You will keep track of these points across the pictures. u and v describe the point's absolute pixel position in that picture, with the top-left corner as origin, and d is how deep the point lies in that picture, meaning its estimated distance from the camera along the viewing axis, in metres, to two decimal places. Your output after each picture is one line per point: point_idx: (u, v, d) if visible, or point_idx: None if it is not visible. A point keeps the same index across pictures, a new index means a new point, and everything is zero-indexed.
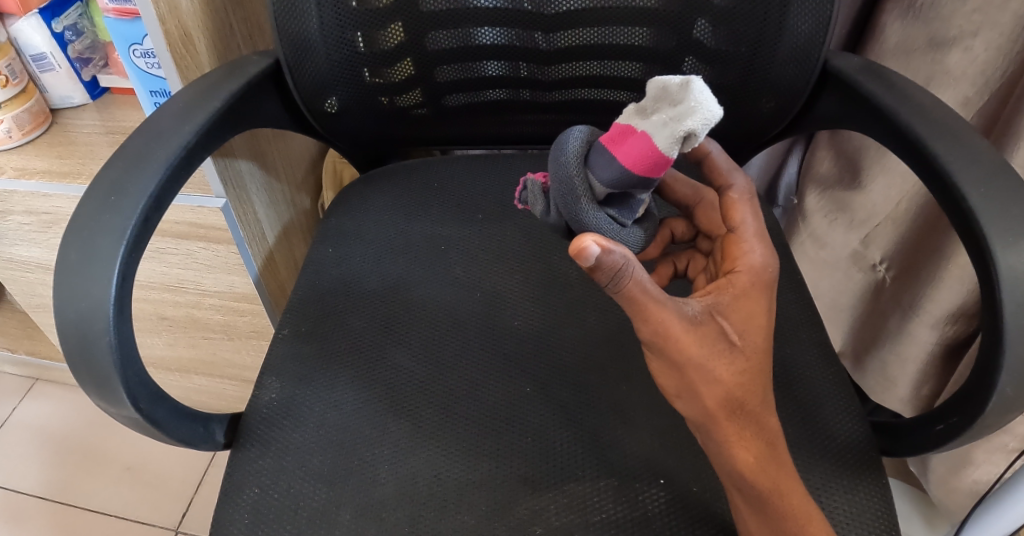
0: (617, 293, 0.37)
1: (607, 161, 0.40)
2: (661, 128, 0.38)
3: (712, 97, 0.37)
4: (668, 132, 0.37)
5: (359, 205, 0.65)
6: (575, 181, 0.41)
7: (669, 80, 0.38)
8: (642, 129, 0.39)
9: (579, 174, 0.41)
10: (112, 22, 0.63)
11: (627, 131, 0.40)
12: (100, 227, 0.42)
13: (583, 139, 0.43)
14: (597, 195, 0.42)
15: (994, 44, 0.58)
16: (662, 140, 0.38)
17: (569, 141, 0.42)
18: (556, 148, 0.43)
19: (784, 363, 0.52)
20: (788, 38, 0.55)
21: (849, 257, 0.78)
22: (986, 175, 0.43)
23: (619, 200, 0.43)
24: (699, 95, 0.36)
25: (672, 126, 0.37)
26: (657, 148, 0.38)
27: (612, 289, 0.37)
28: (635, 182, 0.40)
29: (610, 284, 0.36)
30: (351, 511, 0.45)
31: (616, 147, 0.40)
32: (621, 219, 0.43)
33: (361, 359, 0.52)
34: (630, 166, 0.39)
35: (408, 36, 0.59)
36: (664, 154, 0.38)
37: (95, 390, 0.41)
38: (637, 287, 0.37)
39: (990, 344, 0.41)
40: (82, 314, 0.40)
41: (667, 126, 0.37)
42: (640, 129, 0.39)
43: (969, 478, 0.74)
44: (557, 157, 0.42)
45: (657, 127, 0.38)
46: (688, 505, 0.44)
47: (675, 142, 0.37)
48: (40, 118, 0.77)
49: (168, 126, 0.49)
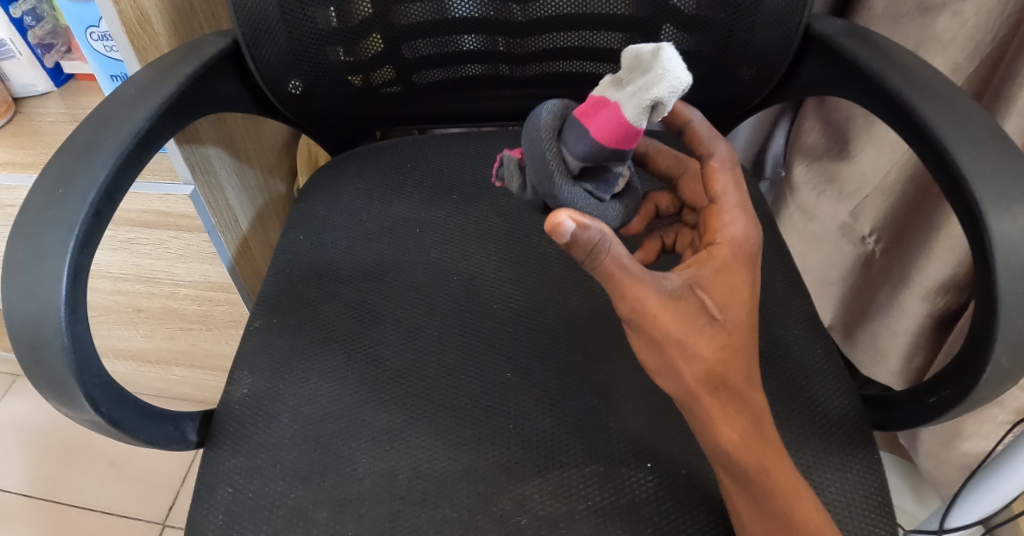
0: (593, 269, 0.35)
1: (579, 135, 0.38)
2: (629, 98, 0.36)
3: (682, 64, 0.35)
4: (636, 102, 0.36)
5: (331, 188, 0.63)
6: (547, 156, 0.39)
7: (641, 48, 0.35)
8: (615, 101, 0.37)
9: (552, 148, 0.39)
10: (66, 3, 0.59)
11: (600, 103, 0.38)
12: (47, 223, 0.40)
13: (556, 113, 0.41)
14: (571, 169, 0.39)
15: (984, 7, 0.56)
16: (631, 110, 0.36)
17: (541, 115, 0.40)
18: (528, 123, 0.41)
19: (773, 338, 0.50)
20: (771, 1, 0.53)
21: (838, 229, 0.77)
22: (979, 138, 0.41)
23: (594, 175, 0.41)
24: (667, 63, 0.34)
25: (640, 96, 0.35)
26: (626, 118, 0.37)
27: (589, 266, 0.35)
28: (607, 155, 0.39)
29: (587, 260, 0.35)
30: (329, 508, 0.43)
31: (589, 120, 0.38)
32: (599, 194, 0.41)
33: (337, 350, 0.50)
34: (602, 139, 0.38)
35: (377, 11, 0.56)
36: (634, 124, 0.37)
37: (52, 394, 0.39)
38: (613, 262, 0.35)
39: (982, 317, 0.39)
40: (33, 316, 0.38)
41: (634, 95, 0.36)
42: (614, 100, 0.37)
43: (959, 451, 0.74)
44: (529, 132, 0.40)
45: (627, 98, 0.36)
46: (676, 489, 0.43)
47: (643, 112, 0.36)
48: (2, 107, 0.74)
49: (120, 112, 0.46)
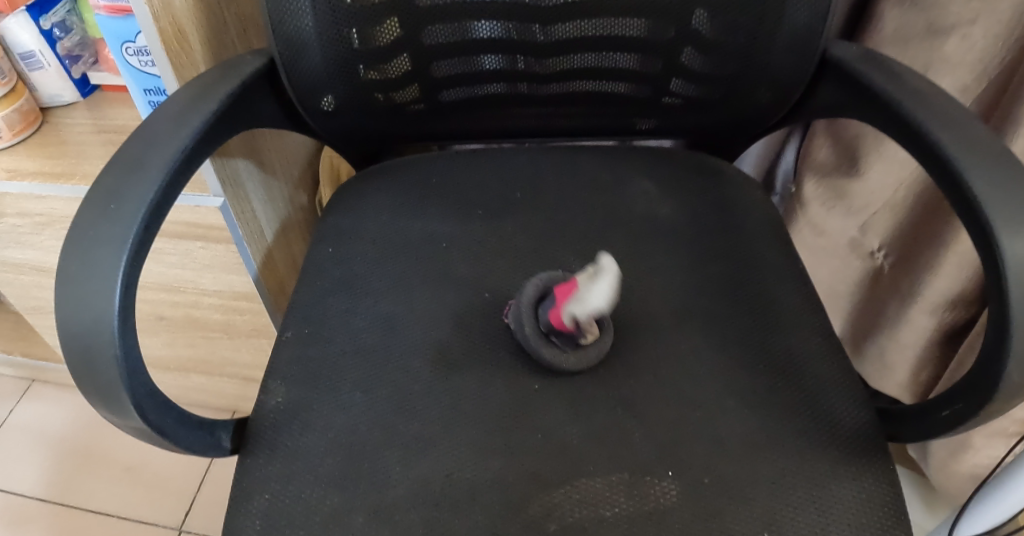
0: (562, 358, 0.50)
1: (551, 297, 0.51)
2: (585, 274, 0.49)
3: (600, 292, 0.47)
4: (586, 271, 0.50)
5: (357, 202, 0.64)
6: (523, 309, 0.51)
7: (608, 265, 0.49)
8: (579, 281, 0.49)
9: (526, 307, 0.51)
10: (104, 20, 0.61)
11: (572, 282, 0.50)
12: (100, 237, 0.42)
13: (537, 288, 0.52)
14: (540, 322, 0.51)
15: (992, 31, 0.58)
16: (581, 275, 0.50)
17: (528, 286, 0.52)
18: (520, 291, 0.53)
19: (790, 352, 0.52)
20: (786, 24, 0.56)
21: (849, 244, 0.79)
22: (991, 162, 0.43)
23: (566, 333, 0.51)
24: (601, 266, 0.49)
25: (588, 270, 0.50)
26: (573, 281, 0.50)
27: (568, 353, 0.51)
28: (550, 323, 0.51)
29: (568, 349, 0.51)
30: (364, 514, 0.44)
31: (563, 290, 0.50)
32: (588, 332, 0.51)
33: (368, 361, 0.52)
34: (558, 291, 0.50)
35: (404, 31, 0.58)
36: (571, 286, 0.49)
37: (102, 402, 0.41)
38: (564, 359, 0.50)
39: (995, 333, 0.41)
40: (87, 326, 0.40)
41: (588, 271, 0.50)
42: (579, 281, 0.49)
43: (968, 463, 0.75)
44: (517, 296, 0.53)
45: (585, 276, 0.49)
46: (700, 498, 0.44)
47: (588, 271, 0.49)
48: (30, 116, 0.75)
49: (166, 130, 0.48)
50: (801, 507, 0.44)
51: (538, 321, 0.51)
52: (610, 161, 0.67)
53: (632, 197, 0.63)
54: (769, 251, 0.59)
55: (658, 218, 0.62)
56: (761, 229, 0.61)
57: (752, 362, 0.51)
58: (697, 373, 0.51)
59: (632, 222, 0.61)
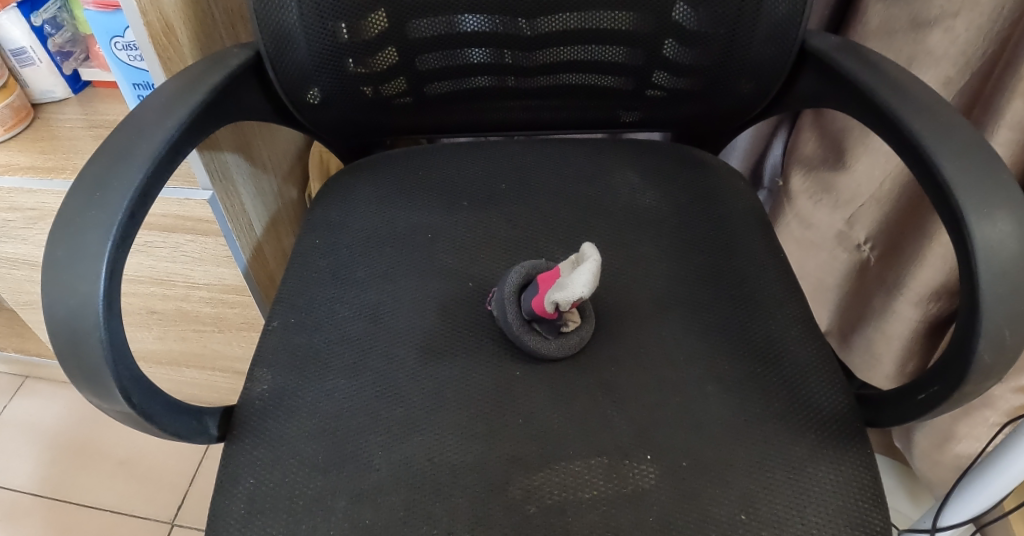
0: (545, 344, 0.51)
1: (534, 287, 0.52)
2: (569, 263, 0.50)
3: (582, 278, 0.47)
4: (569, 261, 0.51)
5: (344, 194, 0.65)
6: (507, 298, 0.52)
7: (591, 252, 0.49)
8: (562, 269, 0.50)
9: (510, 297, 0.52)
10: (93, 15, 0.61)
11: (556, 271, 0.51)
12: (86, 223, 0.42)
13: (521, 276, 0.53)
14: (523, 311, 0.51)
15: (975, 23, 0.59)
16: (565, 264, 0.50)
17: (512, 273, 0.53)
18: (501, 279, 0.53)
19: (770, 339, 0.53)
20: (767, 16, 0.56)
21: (835, 236, 0.80)
22: (964, 148, 0.43)
23: (547, 321, 0.51)
24: (584, 253, 0.49)
25: (571, 260, 0.50)
26: (557, 270, 0.51)
27: (550, 340, 0.51)
28: (532, 312, 0.51)
29: (549, 335, 0.51)
30: (346, 498, 0.45)
31: (547, 277, 0.51)
32: (569, 320, 0.52)
33: (353, 350, 0.53)
34: (541, 279, 0.51)
35: (391, 25, 0.59)
36: (553, 274, 0.50)
37: (87, 384, 0.41)
38: (546, 347, 0.51)
39: (968, 317, 0.41)
40: (73, 309, 0.40)
41: (571, 262, 0.50)
42: (562, 270, 0.50)
43: (952, 452, 0.76)
44: (501, 282, 0.53)
45: (569, 266, 0.50)
46: (678, 480, 0.45)
47: (570, 261, 0.50)
48: (22, 112, 0.76)
49: (152, 120, 0.48)
50: (778, 489, 0.45)
51: (520, 308, 0.52)
52: (595, 153, 0.67)
53: (617, 188, 0.64)
54: (751, 241, 0.60)
55: (641, 208, 0.62)
56: (744, 219, 0.62)
57: (733, 349, 0.52)
58: (679, 360, 0.51)
59: (617, 213, 0.62)
